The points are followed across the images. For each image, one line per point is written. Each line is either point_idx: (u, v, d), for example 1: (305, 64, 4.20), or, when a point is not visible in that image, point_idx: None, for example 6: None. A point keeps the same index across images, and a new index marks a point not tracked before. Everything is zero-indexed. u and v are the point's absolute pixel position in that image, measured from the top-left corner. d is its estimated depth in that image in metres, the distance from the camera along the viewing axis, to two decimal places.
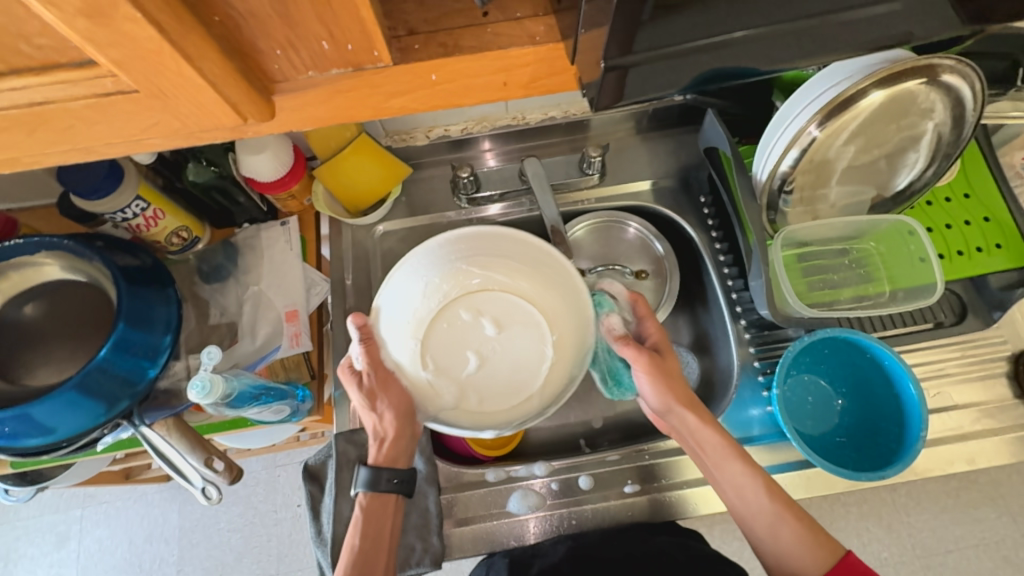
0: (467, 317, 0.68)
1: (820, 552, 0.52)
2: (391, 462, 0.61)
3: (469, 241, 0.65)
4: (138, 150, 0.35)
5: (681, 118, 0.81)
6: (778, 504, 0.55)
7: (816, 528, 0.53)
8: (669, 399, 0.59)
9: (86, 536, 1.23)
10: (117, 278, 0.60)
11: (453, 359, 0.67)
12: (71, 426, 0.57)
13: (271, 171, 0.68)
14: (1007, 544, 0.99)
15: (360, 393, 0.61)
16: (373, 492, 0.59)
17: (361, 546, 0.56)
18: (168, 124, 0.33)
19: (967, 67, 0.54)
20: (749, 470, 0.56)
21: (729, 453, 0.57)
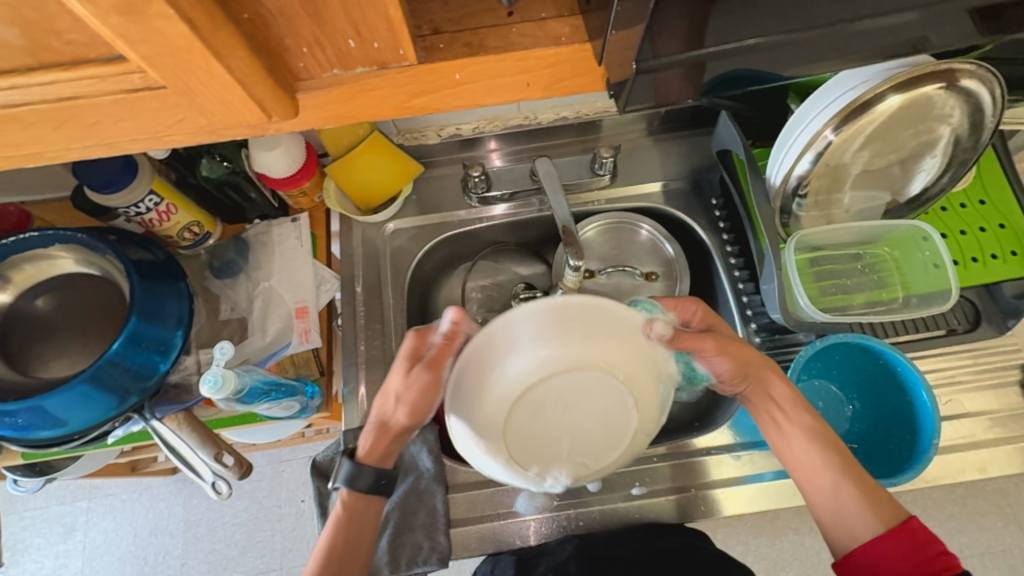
0: (545, 399, 0.50)
1: (881, 515, 0.50)
2: (377, 460, 0.60)
3: (495, 376, 0.50)
4: (160, 146, 0.35)
5: (693, 120, 0.81)
6: (843, 469, 0.53)
7: (877, 492, 0.52)
8: (747, 365, 0.58)
9: (92, 527, 1.24)
10: (130, 272, 0.60)
11: (535, 444, 0.52)
12: (83, 418, 0.57)
13: (284, 167, 0.68)
14: (1015, 554, 0.98)
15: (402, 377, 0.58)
16: (354, 491, 0.58)
17: (339, 545, 0.56)
18: (192, 121, 0.33)
19: (988, 72, 0.53)
20: (814, 438, 0.55)
21: (799, 407, 0.57)
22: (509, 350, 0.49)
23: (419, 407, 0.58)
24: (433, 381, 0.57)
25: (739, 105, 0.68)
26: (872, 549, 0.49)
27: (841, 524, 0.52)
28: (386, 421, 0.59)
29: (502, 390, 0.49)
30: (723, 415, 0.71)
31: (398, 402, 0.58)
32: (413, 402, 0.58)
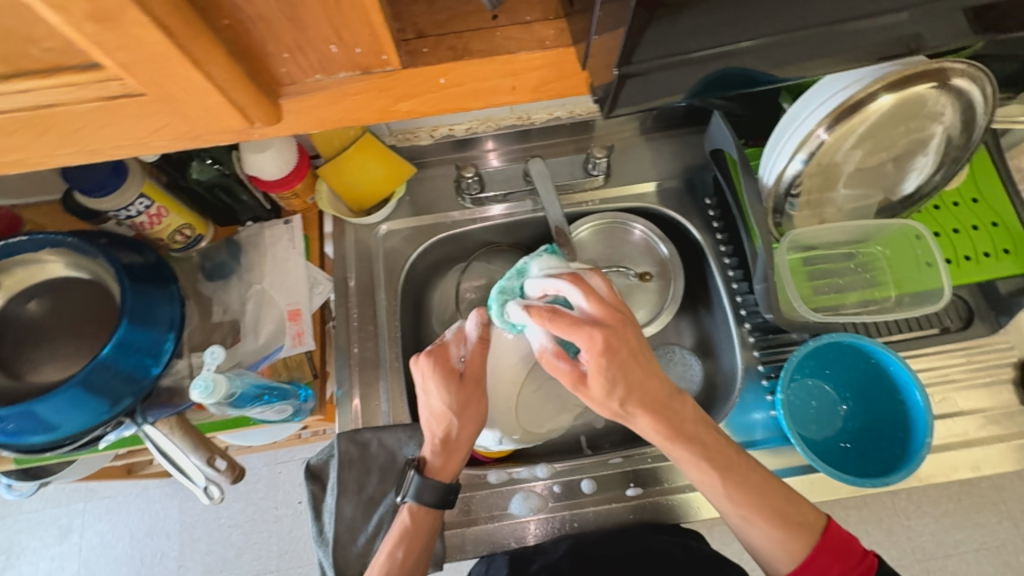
0: (538, 370, 0.67)
1: (795, 547, 0.52)
2: (441, 474, 0.61)
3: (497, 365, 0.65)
4: (144, 152, 0.35)
5: (686, 120, 0.81)
6: (742, 506, 0.54)
7: (788, 520, 0.53)
8: (618, 403, 0.53)
9: (88, 530, 1.24)
10: (121, 276, 0.60)
11: (541, 406, 0.69)
12: (75, 423, 0.57)
13: (275, 169, 0.67)
14: (1009, 550, 0.98)
15: (445, 397, 0.60)
16: (421, 505, 0.59)
17: (404, 560, 0.57)
18: (174, 127, 0.33)
19: (979, 71, 0.53)
20: (708, 476, 0.55)
21: (695, 461, 0.55)
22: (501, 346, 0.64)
23: (475, 416, 0.61)
24: (476, 389, 0.61)
25: (731, 104, 0.67)
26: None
27: (759, 554, 0.55)
28: (451, 439, 0.61)
29: (507, 375, 0.66)
30: (717, 414, 0.71)
31: (460, 417, 0.61)
32: (471, 410, 0.61)
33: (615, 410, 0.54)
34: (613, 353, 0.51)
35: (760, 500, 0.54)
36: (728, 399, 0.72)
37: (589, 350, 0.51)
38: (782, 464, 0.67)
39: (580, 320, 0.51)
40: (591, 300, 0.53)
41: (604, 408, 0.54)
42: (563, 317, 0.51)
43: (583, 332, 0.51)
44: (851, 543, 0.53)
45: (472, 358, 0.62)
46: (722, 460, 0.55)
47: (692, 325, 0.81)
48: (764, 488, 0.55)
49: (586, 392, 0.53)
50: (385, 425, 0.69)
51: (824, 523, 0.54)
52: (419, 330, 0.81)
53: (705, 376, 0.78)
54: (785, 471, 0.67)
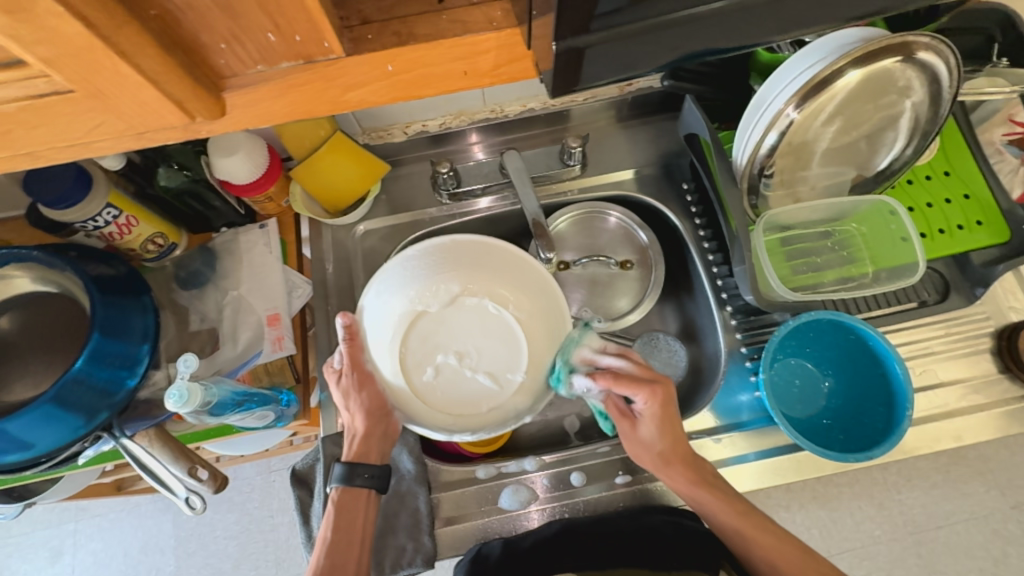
0: (413, 348, 0.66)
1: None
2: (365, 457, 0.62)
3: (379, 346, 0.65)
4: (87, 154, 0.34)
5: (661, 106, 0.81)
6: (771, 551, 0.57)
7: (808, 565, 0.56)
8: (658, 456, 0.60)
9: (80, 550, 1.22)
10: (89, 288, 0.59)
11: (456, 393, 0.64)
12: (49, 440, 0.56)
13: (247, 174, 0.67)
14: (998, 517, 1.00)
15: (338, 391, 0.62)
16: (350, 487, 0.60)
17: (334, 539, 0.57)
18: (113, 124, 0.32)
19: (941, 43, 0.53)
20: (739, 518, 0.58)
21: (727, 508, 0.59)
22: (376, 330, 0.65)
23: (372, 399, 0.62)
24: (363, 377, 0.63)
25: (700, 88, 0.67)
26: None
27: None
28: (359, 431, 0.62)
29: (391, 363, 0.65)
30: (703, 399, 0.71)
31: (353, 410, 0.62)
32: (360, 398, 0.62)
33: (654, 458, 0.60)
34: (666, 407, 0.58)
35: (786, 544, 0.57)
36: (713, 382, 0.72)
37: (649, 401, 0.58)
38: (768, 444, 0.67)
39: (639, 378, 0.58)
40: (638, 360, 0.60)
41: (647, 452, 0.60)
42: (624, 378, 0.57)
43: (642, 388, 0.57)
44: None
45: (348, 357, 0.61)
46: (698, 475, 0.60)
47: (675, 311, 0.81)
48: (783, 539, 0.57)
49: (636, 436, 0.61)
50: None
51: None
52: None
53: (690, 362, 0.78)
54: (772, 451, 0.67)
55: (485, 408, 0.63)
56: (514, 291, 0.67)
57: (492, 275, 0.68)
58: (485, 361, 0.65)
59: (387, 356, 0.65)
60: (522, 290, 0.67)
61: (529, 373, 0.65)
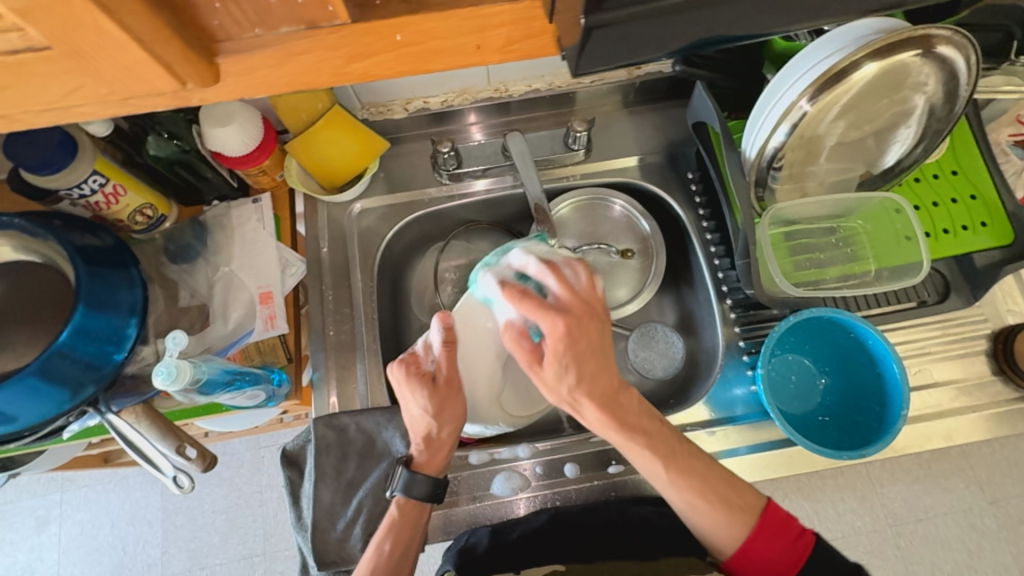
0: (507, 389, 0.67)
1: (737, 530, 0.52)
2: (432, 467, 0.60)
3: (506, 412, 0.67)
4: (65, 118, 0.32)
5: (669, 92, 0.79)
6: (687, 492, 0.53)
7: (730, 505, 0.52)
8: (568, 389, 0.52)
9: (66, 520, 1.21)
10: (74, 258, 0.57)
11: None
12: (34, 413, 0.54)
13: (239, 145, 0.64)
14: (974, 512, 1.03)
15: (426, 398, 0.58)
16: (410, 498, 0.59)
17: (392, 552, 0.57)
18: (94, 88, 0.30)
19: (964, 37, 0.52)
20: (650, 461, 0.53)
21: (634, 446, 0.53)
22: (489, 415, 0.65)
23: (454, 415, 0.60)
24: (454, 385, 0.60)
25: (713, 74, 0.65)
26: (753, 545, 0.52)
27: (709, 540, 0.54)
28: (433, 437, 0.59)
29: (507, 412, 0.67)
30: (699, 391, 0.71)
31: (440, 419, 0.59)
32: (450, 410, 0.60)
33: (563, 396, 0.52)
34: (573, 345, 0.50)
35: (702, 483, 0.53)
36: (709, 374, 0.72)
37: (549, 333, 0.51)
38: (761, 438, 0.68)
39: (552, 305, 0.52)
40: (559, 286, 0.54)
41: (552, 392, 0.53)
42: (536, 302, 0.52)
43: (548, 316, 0.51)
44: (789, 520, 0.53)
45: (444, 359, 0.60)
46: (614, 414, 0.53)
47: (674, 302, 0.80)
48: (707, 473, 0.54)
49: (541, 376, 0.52)
50: (362, 409, 0.68)
51: (764, 503, 0.53)
52: (398, 311, 0.80)
53: (686, 354, 0.77)
54: (764, 445, 0.67)
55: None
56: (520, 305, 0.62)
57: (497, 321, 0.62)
58: None
59: (520, 415, 0.68)
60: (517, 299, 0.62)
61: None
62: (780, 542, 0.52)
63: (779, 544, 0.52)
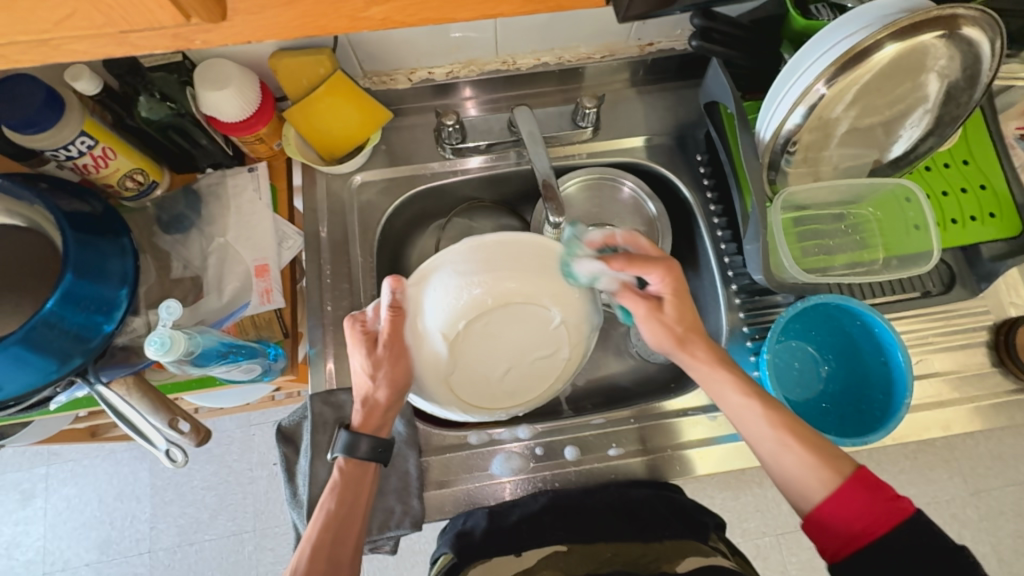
0: (461, 377, 0.61)
1: (826, 476, 0.51)
2: (374, 430, 0.59)
3: (456, 399, 0.61)
4: (54, 52, 0.30)
5: (679, 71, 0.77)
6: (781, 431, 0.54)
7: (821, 450, 0.52)
8: (681, 332, 0.59)
9: (53, 493, 1.19)
10: (62, 223, 0.54)
11: (534, 378, 0.65)
12: (18, 383, 0.52)
13: (235, 111, 0.61)
14: (957, 502, 1.05)
15: (366, 359, 0.57)
16: (353, 458, 0.57)
17: (337, 511, 0.55)
18: (88, 17, 0.28)
19: (990, 19, 0.51)
20: (748, 400, 0.56)
21: (730, 385, 0.57)
22: (435, 397, 0.61)
23: (395, 379, 0.58)
24: (397, 351, 0.58)
25: (730, 51, 0.62)
26: (837, 499, 0.49)
27: (793, 489, 0.52)
28: (371, 399, 0.58)
29: (457, 399, 0.62)
30: None
31: (376, 380, 0.57)
32: (392, 374, 0.58)
33: (676, 338, 0.60)
34: (681, 285, 0.59)
35: (794, 422, 0.54)
36: None
37: (665, 278, 0.59)
38: None
39: (648, 257, 0.59)
40: (647, 242, 0.61)
41: (668, 334, 0.60)
42: (639, 259, 0.58)
43: (658, 266, 0.59)
44: (885, 485, 0.49)
45: (389, 326, 0.57)
46: (719, 352, 0.59)
47: None
48: (794, 419, 0.55)
49: (660, 318, 0.60)
50: None
51: (854, 465, 0.51)
52: None
53: None
54: None
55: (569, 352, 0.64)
56: (480, 280, 0.58)
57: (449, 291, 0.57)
58: (505, 334, 0.61)
59: (472, 406, 0.62)
60: (486, 278, 0.58)
61: (566, 310, 0.61)
62: (869, 504, 0.48)
63: (866, 506, 0.48)
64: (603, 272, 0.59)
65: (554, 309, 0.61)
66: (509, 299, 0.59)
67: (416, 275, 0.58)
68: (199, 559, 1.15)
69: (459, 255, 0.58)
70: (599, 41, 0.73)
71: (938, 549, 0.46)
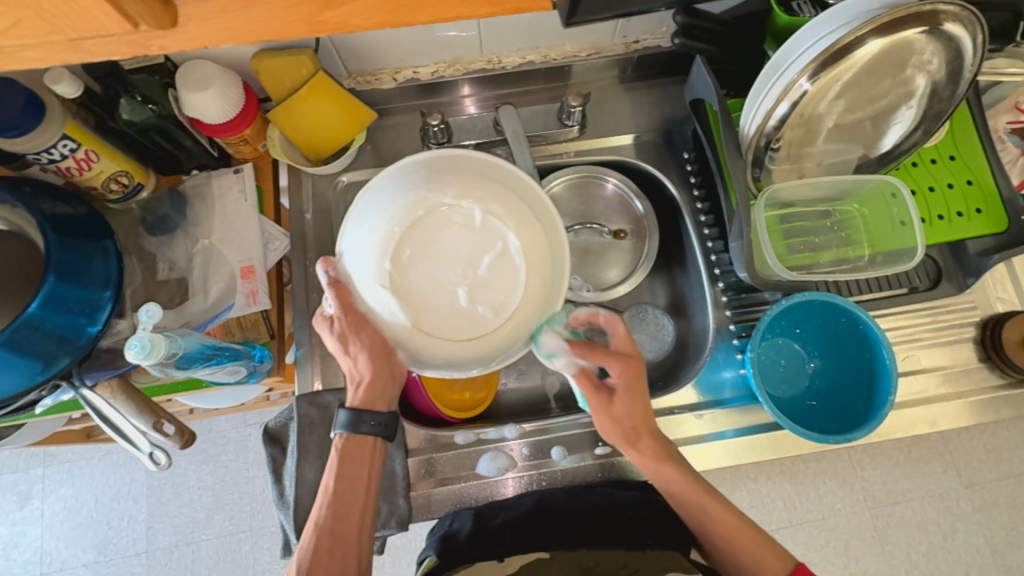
0: (431, 313, 0.60)
1: (769, 566, 0.54)
2: (370, 405, 0.58)
3: (440, 338, 0.60)
4: (11, 60, 0.30)
5: (667, 68, 0.77)
6: (728, 527, 0.56)
7: (766, 547, 0.55)
8: (631, 429, 0.58)
9: (50, 494, 1.20)
10: (43, 227, 0.54)
11: (500, 285, 0.61)
12: (2, 386, 0.53)
13: (219, 113, 0.61)
14: (950, 496, 1.05)
15: (333, 337, 0.58)
16: (354, 434, 0.56)
17: (337, 488, 0.54)
18: (34, 25, 0.28)
19: (972, 14, 0.50)
20: (699, 493, 0.57)
21: (681, 465, 0.58)
22: (415, 348, 0.59)
23: (369, 337, 0.58)
24: (357, 320, 0.58)
25: (712, 48, 0.62)
26: None
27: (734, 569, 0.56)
28: (357, 374, 0.58)
29: (437, 336, 0.60)
30: (688, 373, 0.70)
31: (351, 351, 0.58)
32: (361, 334, 0.58)
33: (626, 433, 0.58)
34: (639, 385, 0.58)
35: (739, 526, 0.56)
36: (699, 357, 0.71)
37: (621, 377, 0.57)
38: (748, 421, 0.68)
39: (611, 353, 0.58)
40: (625, 329, 0.58)
41: (616, 429, 0.58)
42: (598, 351, 0.57)
43: (615, 361, 0.57)
44: None
45: (337, 301, 0.57)
46: (665, 450, 0.58)
47: (666, 285, 0.80)
48: (740, 518, 0.57)
49: (609, 412, 0.58)
50: (346, 386, 0.67)
51: (794, 566, 0.54)
52: None
53: (677, 337, 0.76)
54: (750, 429, 0.67)
55: (517, 239, 0.61)
56: (390, 211, 0.60)
57: (375, 247, 0.60)
58: (444, 261, 0.61)
59: (458, 336, 0.60)
60: (392, 210, 0.60)
61: (479, 199, 0.61)
62: None
63: None
64: (565, 356, 0.59)
65: (466, 202, 0.61)
66: (417, 218, 0.61)
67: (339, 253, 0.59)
68: (196, 558, 1.16)
69: (368, 207, 0.59)
70: (584, 39, 0.72)
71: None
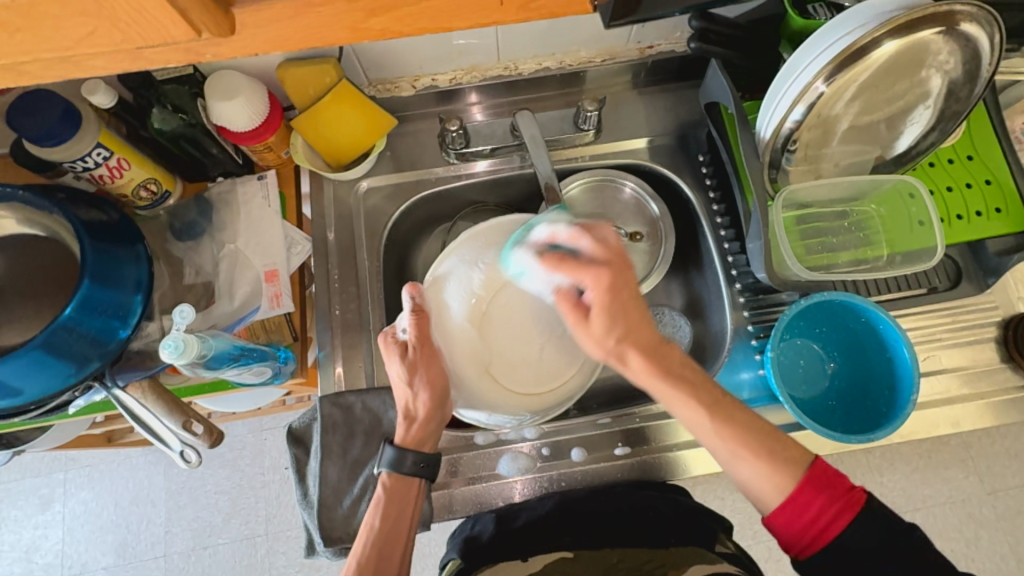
0: (500, 363, 0.66)
1: (780, 480, 0.48)
2: (418, 444, 0.60)
3: (501, 392, 0.65)
4: (76, 69, 0.32)
5: (680, 73, 0.77)
6: (731, 441, 0.51)
7: (774, 455, 0.49)
8: (614, 343, 0.52)
9: (71, 498, 1.22)
10: (80, 233, 0.56)
11: (567, 355, 0.68)
12: (40, 386, 0.54)
13: (246, 121, 0.63)
14: (972, 502, 1.03)
15: (403, 365, 0.59)
16: (398, 473, 0.58)
17: (381, 528, 0.56)
18: (107, 34, 0.30)
19: (988, 14, 0.51)
20: (695, 412, 0.51)
21: (691, 400, 0.52)
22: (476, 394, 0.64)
23: (433, 378, 0.60)
24: (429, 351, 0.61)
25: (728, 52, 0.63)
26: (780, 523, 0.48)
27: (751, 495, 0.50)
28: (411, 410, 0.60)
29: (502, 390, 0.65)
30: (707, 374, 0.71)
31: (414, 385, 0.60)
32: (428, 373, 0.60)
33: (610, 350, 0.53)
34: (617, 294, 0.51)
35: (745, 435, 0.50)
36: (717, 358, 0.71)
37: (595, 288, 0.51)
38: (768, 421, 0.68)
39: (589, 260, 0.52)
40: (610, 239, 0.54)
41: (597, 347, 0.53)
42: (573, 261, 0.52)
43: (589, 271, 0.51)
44: (838, 478, 0.48)
45: (415, 329, 0.60)
46: (661, 364, 0.52)
47: (682, 287, 0.80)
48: (751, 426, 0.51)
49: (586, 330, 0.53)
50: (368, 388, 0.67)
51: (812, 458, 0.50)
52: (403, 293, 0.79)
53: (694, 338, 0.77)
54: (770, 428, 0.67)
55: None
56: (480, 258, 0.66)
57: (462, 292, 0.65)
58: (521, 318, 0.67)
59: (517, 395, 0.66)
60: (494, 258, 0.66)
61: None
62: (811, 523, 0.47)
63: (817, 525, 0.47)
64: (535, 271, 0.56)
65: None
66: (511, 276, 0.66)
67: (432, 281, 0.65)
68: (213, 561, 1.17)
69: (466, 247, 0.66)
70: (599, 45, 0.74)
71: (890, 532, 0.47)
